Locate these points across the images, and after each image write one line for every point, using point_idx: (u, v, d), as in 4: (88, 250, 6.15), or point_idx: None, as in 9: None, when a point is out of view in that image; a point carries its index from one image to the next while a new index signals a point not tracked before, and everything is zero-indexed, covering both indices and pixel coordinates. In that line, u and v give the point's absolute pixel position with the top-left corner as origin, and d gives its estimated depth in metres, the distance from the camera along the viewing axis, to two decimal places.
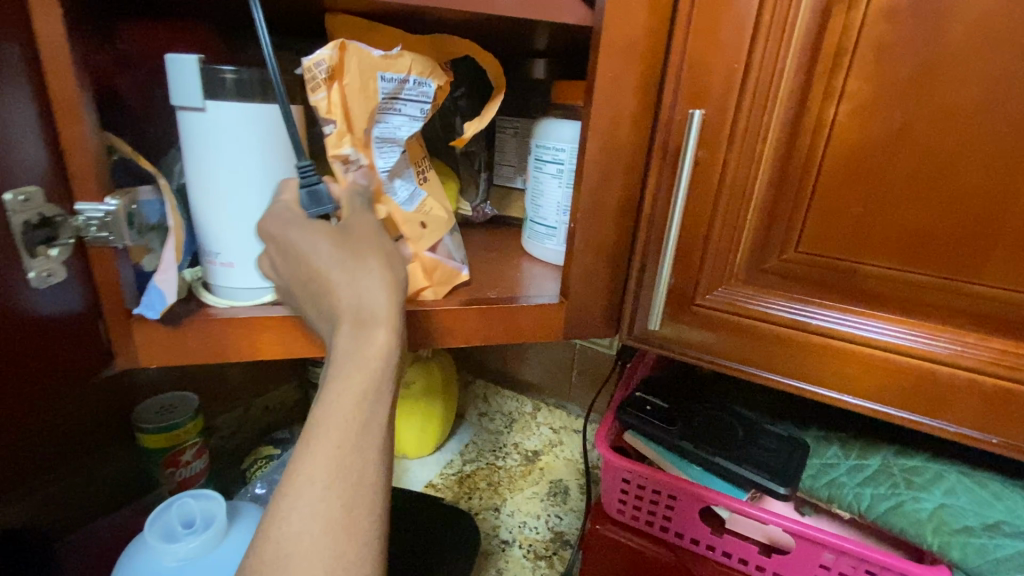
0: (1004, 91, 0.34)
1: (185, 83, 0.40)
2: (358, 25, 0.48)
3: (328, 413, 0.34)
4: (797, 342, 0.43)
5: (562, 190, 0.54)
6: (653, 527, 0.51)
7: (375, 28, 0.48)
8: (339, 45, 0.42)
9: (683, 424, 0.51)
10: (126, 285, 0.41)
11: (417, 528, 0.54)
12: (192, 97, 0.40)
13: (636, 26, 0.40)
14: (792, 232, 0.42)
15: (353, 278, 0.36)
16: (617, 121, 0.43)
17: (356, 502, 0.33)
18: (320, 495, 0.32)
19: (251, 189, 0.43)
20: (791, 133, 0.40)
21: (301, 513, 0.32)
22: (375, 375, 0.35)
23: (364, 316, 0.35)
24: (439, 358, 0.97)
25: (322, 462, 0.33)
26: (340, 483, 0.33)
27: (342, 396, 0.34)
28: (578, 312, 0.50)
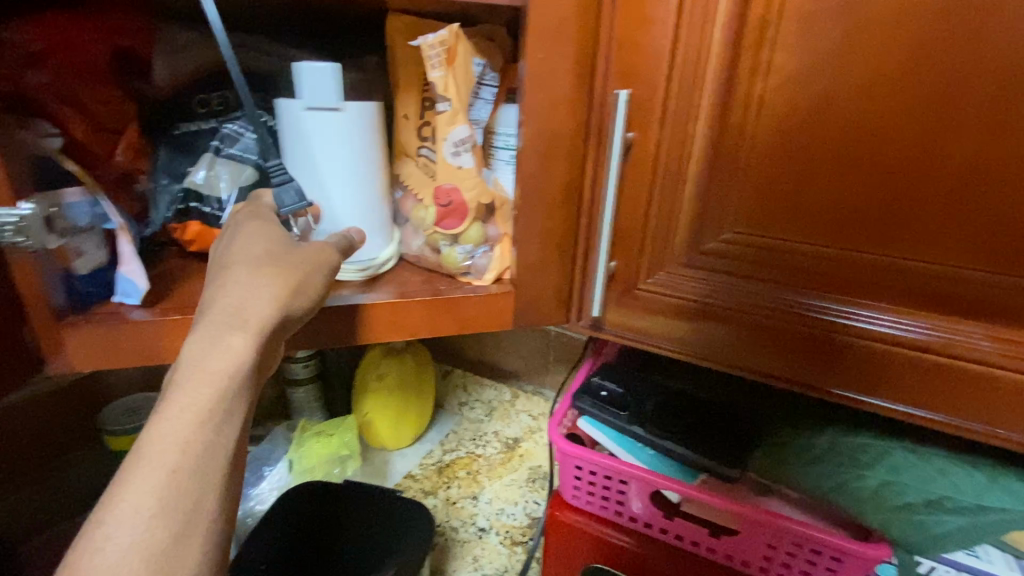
0: (927, 58, 0.33)
1: (321, 87, 0.46)
2: (410, 24, 0.52)
3: (174, 420, 0.30)
4: (737, 324, 0.43)
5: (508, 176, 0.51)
6: (608, 511, 0.51)
7: (425, 23, 0.51)
8: (451, 29, 0.46)
9: (635, 410, 0.51)
10: (52, 292, 0.41)
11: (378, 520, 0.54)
12: (330, 98, 0.47)
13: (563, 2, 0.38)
14: (729, 212, 0.41)
15: (251, 284, 0.36)
16: (550, 103, 0.41)
17: (181, 519, 0.28)
18: (150, 495, 0.28)
19: (340, 188, 0.50)
20: (723, 109, 0.38)
21: (129, 510, 0.27)
22: (218, 398, 0.32)
23: (239, 321, 0.34)
24: (414, 349, 0.96)
25: (163, 463, 0.29)
26: (185, 487, 0.29)
27: (197, 393, 0.31)
28: (526, 300, 0.49)
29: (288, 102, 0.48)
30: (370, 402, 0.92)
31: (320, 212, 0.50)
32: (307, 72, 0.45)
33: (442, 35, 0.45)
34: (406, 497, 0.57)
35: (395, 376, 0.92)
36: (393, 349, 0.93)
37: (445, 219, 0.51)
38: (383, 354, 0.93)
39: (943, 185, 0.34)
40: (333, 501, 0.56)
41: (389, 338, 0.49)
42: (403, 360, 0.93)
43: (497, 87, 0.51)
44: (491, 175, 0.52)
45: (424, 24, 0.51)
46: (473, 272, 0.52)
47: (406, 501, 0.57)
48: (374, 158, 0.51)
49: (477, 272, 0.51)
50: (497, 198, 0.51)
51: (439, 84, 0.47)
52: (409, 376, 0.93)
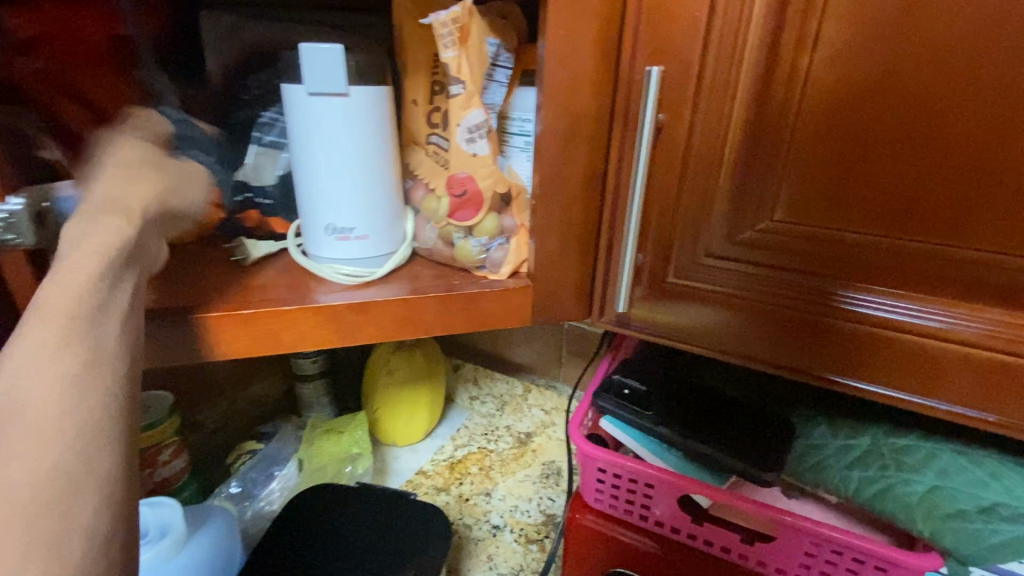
0: (999, 27, 0.29)
1: (330, 71, 0.43)
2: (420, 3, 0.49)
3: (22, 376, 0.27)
4: (775, 319, 0.40)
5: (527, 164, 0.49)
6: (632, 515, 0.48)
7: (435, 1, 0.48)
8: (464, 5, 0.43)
9: (660, 409, 0.49)
10: None
11: (391, 524, 0.53)
12: (339, 83, 0.44)
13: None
14: (769, 199, 0.38)
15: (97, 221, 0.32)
16: (573, 84, 0.38)
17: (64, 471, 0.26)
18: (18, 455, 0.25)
19: (350, 175, 0.47)
20: (762, 87, 0.35)
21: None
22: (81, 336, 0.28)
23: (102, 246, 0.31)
24: (424, 343, 0.94)
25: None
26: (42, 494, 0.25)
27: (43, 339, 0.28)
28: (545, 295, 0.47)
29: (292, 86, 0.45)
30: (380, 397, 0.90)
31: (326, 203, 0.48)
32: (311, 55, 0.42)
33: (455, 12, 0.42)
34: (419, 500, 0.55)
35: (405, 371, 0.90)
36: (401, 344, 0.91)
37: (458, 211, 0.49)
38: (392, 349, 0.91)
39: (1012, 166, 0.31)
40: (345, 504, 0.55)
41: (402, 336, 0.46)
42: (413, 354, 0.91)
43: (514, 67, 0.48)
44: (507, 163, 0.49)
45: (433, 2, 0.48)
46: (489, 266, 0.49)
47: (420, 503, 0.55)
48: (386, 147, 0.48)
49: (493, 266, 0.49)
50: (513, 187, 0.48)
51: (452, 65, 0.44)
52: (419, 371, 0.91)
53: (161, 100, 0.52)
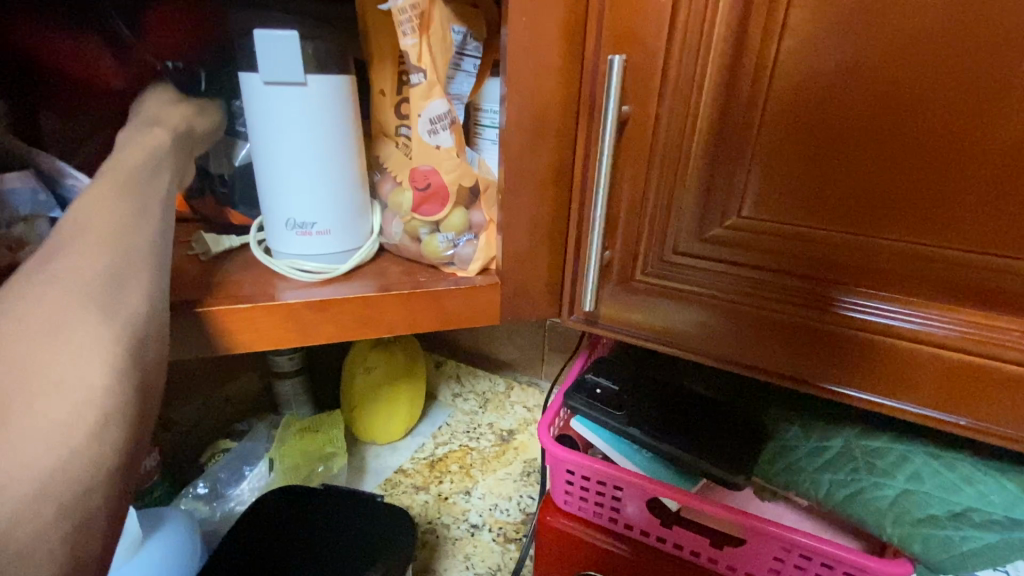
0: (974, 15, 0.28)
1: (285, 59, 0.41)
2: None
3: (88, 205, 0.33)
4: (746, 318, 0.38)
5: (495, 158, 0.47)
6: (602, 518, 0.47)
7: None
8: None
9: (632, 409, 0.47)
10: None
11: (358, 527, 0.51)
12: (295, 72, 0.42)
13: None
14: (739, 195, 0.36)
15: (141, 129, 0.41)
16: (536, 74, 0.37)
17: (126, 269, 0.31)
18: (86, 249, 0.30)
19: (310, 169, 0.45)
20: (731, 78, 0.34)
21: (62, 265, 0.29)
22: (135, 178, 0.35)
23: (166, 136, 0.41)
24: (403, 340, 0.92)
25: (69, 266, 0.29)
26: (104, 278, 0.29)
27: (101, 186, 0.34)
28: (513, 293, 0.45)
29: (249, 73, 0.43)
30: (358, 394, 0.88)
31: (286, 197, 0.46)
32: (265, 40, 0.40)
33: None
34: (387, 502, 0.54)
35: (384, 367, 0.89)
36: (380, 341, 0.89)
37: (424, 206, 0.47)
38: (371, 346, 0.89)
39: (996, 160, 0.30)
40: (312, 507, 0.53)
41: (365, 335, 0.45)
42: (392, 351, 0.89)
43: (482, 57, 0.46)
44: (475, 156, 0.48)
45: None
46: (457, 263, 0.48)
47: (388, 506, 0.54)
48: (349, 139, 0.47)
49: (461, 263, 0.48)
50: (481, 180, 0.47)
51: (413, 54, 0.42)
52: (399, 367, 0.90)
53: (118, 90, 0.50)
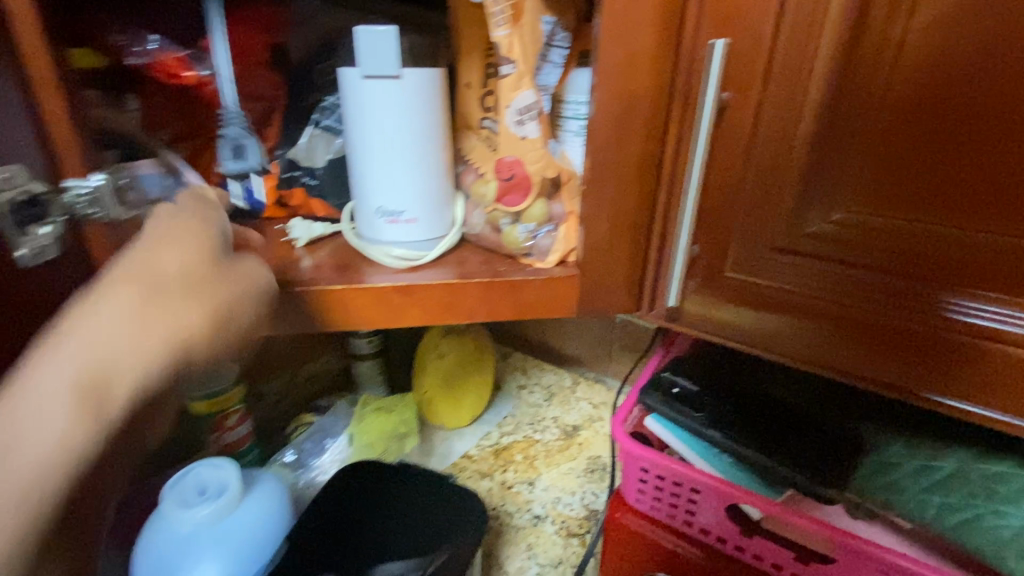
0: None
1: (383, 54, 0.43)
2: None
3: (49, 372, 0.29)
4: (846, 321, 0.36)
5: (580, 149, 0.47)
6: (675, 520, 0.46)
7: None
8: None
9: (712, 411, 0.46)
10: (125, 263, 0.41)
11: (433, 505, 0.54)
12: (391, 66, 0.44)
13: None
14: (843, 189, 0.34)
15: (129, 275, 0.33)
16: (631, 61, 0.36)
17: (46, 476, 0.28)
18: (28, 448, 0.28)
19: (401, 159, 0.47)
20: (845, 62, 0.32)
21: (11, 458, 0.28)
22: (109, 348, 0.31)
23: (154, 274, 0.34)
24: (474, 329, 0.94)
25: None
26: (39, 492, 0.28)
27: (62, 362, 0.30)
28: (593, 286, 0.45)
29: (349, 69, 0.46)
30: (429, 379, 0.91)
31: (378, 186, 0.48)
32: (366, 36, 0.42)
33: None
34: (458, 484, 0.55)
35: (455, 354, 0.91)
36: (452, 329, 0.92)
37: (507, 195, 0.48)
38: (443, 333, 0.92)
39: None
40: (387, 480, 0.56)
41: (447, 321, 0.46)
42: (463, 339, 0.92)
43: (570, 47, 0.46)
44: (561, 147, 0.48)
45: None
46: (536, 253, 0.48)
47: (460, 489, 0.55)
48: (436, 131, 0.48)
49: (540, 254, 0.48)
50: (564, 171, 0.46)
51: (504, 45, 0.43)
52: (469, 356, 0.92)
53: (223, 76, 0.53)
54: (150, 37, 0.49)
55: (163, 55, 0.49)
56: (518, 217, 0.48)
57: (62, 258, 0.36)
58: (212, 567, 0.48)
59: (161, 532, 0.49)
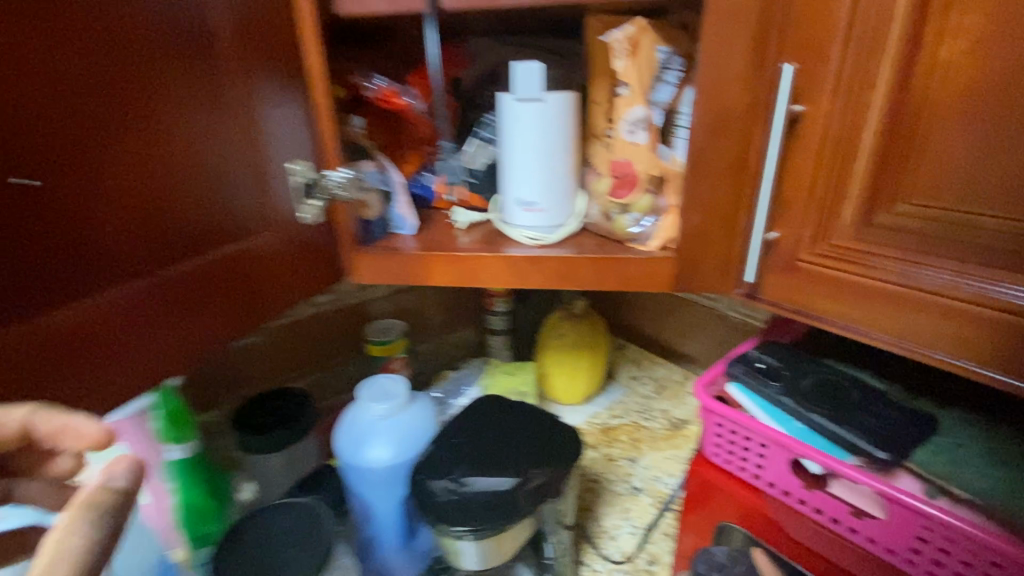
0: None
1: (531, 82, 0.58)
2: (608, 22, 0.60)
3: None
4: (906, 300, 0.41)
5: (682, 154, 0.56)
6: (746, 473, 0.53)
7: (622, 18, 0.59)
8: (637, 23, 0.53)
9: (788, 383, 0.52)
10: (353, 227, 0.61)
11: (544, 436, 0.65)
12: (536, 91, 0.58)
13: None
14: (903, 185, 0.40)
15: None
16: (722, 82, 0.46)
17: None
18: None
19: (537, 161, 0.61)
20: (901, 79, 0.39)
21: None
22: None
23: None
24: (592, 316, 1.06)
25: None
26: None
27: None
28: (686, 267, 0.54)
29: (506, 94, 0.61)
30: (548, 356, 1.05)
31: (518, 182, 0.63)
32: (520, 70, 0.58)
33: (629, 30, 0.53)
34: (563, 421, 0.67)
35: (572, 336, 1.03)
36: (571, 314, 1.05)
37: (618, 189, 0.59)
38: (564, 316, 1.05)
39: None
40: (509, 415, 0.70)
41: (564, 287, 0.60)
42: (581, 323, 1.04)
43: (683, 69, 0.55)
44: (668, 152, 0.57)
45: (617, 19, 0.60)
46: (639, 239, 0.58)
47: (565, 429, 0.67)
48: (566, 139, 0.62)
49: (643, 239, 0.58)
50: (667, 170, 0.56)
51: (623, 72, 0.55)
52: (585, 339, 1.04)
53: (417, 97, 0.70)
54: (377, 78, 0.67)
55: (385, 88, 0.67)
56: (626, 208, 0.59)
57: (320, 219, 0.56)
58: (384, 447, 0.64)
59: (351, 417, 0.66)
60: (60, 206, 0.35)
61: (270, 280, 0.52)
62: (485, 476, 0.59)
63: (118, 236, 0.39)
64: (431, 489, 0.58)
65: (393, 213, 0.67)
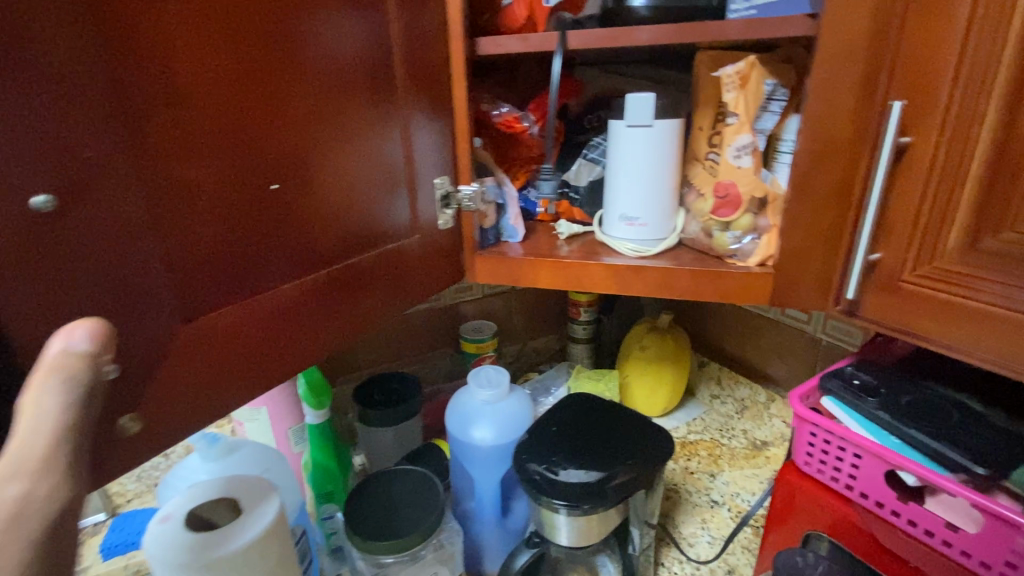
0: None
1: (642, 111, 0.65)
2: (715, 57, 0.66)
3: None
4: (1012, 322, 0.43)
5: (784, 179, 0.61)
6: (838, 483, 0.55)
7: (730, 53, 0.64)
8: (747, 60, 0.58)
9: (884, 399, 0.54)
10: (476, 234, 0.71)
11: (640, 439, 0.68)
12: (646, 119, 0.65)
13: (853, 31, 0.47)
14: (1013, 212, 0.43)
15: None
16: (830, 114, 0.50)
17: None
18: None
19: (643, 181, 0.68)
20: (1010, 115, 0.42)
21: None
22: None
23: None
24: (675, 331, 1.10)
25: None
26: None
27: None
28: (786, 283, 0.58)
29: (617, 121, 0.68)
30: (631, 366, 1.09)
31: (623, 200, 0.70)
32: (634, 101, 0.65)
33: (740, 67, 0.58)
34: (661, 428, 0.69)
35: (655, 348, 1.07)
36: (654, 328, 1.09)
37: (720, 209, 0.64)
38: (647, 330, 1.10)
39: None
40: (612, 416, 0.73)
41: (663, 296, 0.65)
42: (664, 336, 1.07)
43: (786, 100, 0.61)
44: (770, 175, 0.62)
45: (725, 55, 0.65)
46: (739, 255, 0.63)
47: (663, 438, 0.68)
48: (671, 162, 0.67)
49: (742, 256, 0.63)
50: (771, 192, 0.61)
51: (732, 103, 0.60)
52: (668, 353, 1.07)
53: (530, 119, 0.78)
54: (502, 105, 0.76)
55: (508, 115, 0.76)
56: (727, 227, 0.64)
57: (451, 224, 0.66)
58: (488, 429, 0.71)
59: (459, 400, 0.75)
60: (300, 208, 0.45)
61: (412, 277, 0.61)
62: (576, 466, 0.63)
63: (329, 234, 0.48)
64: (534, 475, 0.63)
65: (507, 223, 0.76)
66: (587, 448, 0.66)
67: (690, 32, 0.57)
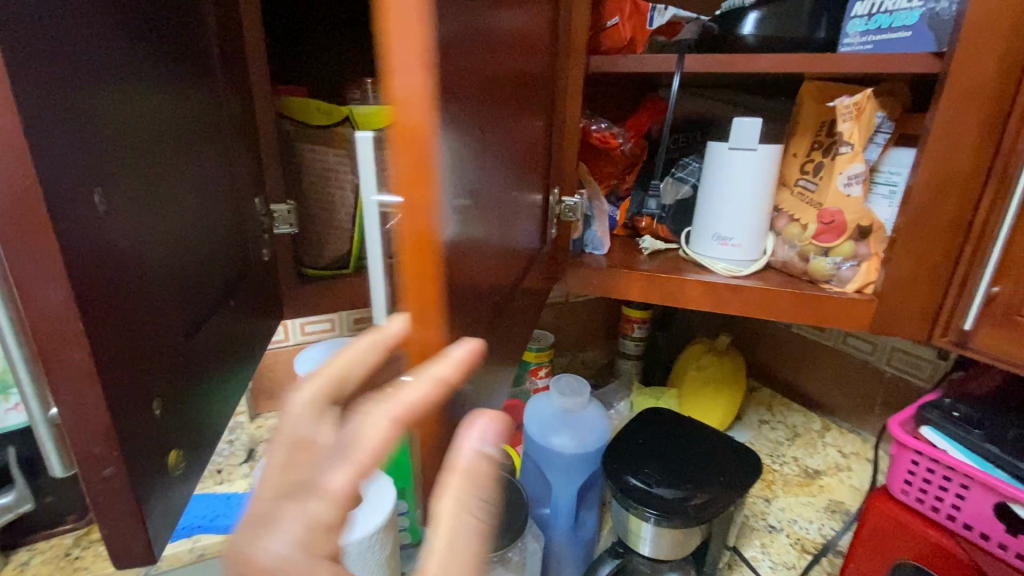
0: None
1: (747, 135, 0.66)
2: (819, 88, 0.68)
3: None
4: None
5: (891, 210, 0.62)
6: (939, 513, 0.56)
7: (836, 85, 0.66)
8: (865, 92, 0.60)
9: (989, 432, 0.54)
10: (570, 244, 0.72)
11: (727, 459, 0.67)
12: (750, 142, 0.67)
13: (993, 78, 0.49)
14: None
15: None
16: (953, 150, 0.52)
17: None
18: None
19: (741, 203, 0.69)
20: None
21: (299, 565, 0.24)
22: None
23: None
24: (731, 353, 1.11)
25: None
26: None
27: None
28: (890, 311, 0.59)
29: (718, 143, 0.70)
30: (686, 384, 1.09)
31: (717, 219, 0.71)
32: (740, 125, 0.66)
33: (857, 98, 0.60)
34: (746, 449, 0.68)
35: (712, 369, 1.08)
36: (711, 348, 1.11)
37: (824, 234, 0.65)
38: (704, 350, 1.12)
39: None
40: (694, 433, 0.73)
41: (757, 317, 0.66)
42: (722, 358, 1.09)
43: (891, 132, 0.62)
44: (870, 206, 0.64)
45: (830, 86, 0.67)
46: (836, 280, 0.64)
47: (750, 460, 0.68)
48: (768, 186, 0.69)
49: (840, 281, 0.64)
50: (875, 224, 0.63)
51: (845, 133, 0.61)
52: (725, 374, 1.08)
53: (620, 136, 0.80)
54: (600, 122, 0.79)
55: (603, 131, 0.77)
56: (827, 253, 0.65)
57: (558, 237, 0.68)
58: (568, 436, 0.72)
59: (540, 405, 0.77)
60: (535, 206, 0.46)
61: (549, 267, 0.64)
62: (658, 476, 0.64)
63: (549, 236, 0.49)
64: (630, 485, 0.63)
65: (593, 235, 0.78)
66: (670, 461, 0.67)
67: (806, 63, 0.59)
